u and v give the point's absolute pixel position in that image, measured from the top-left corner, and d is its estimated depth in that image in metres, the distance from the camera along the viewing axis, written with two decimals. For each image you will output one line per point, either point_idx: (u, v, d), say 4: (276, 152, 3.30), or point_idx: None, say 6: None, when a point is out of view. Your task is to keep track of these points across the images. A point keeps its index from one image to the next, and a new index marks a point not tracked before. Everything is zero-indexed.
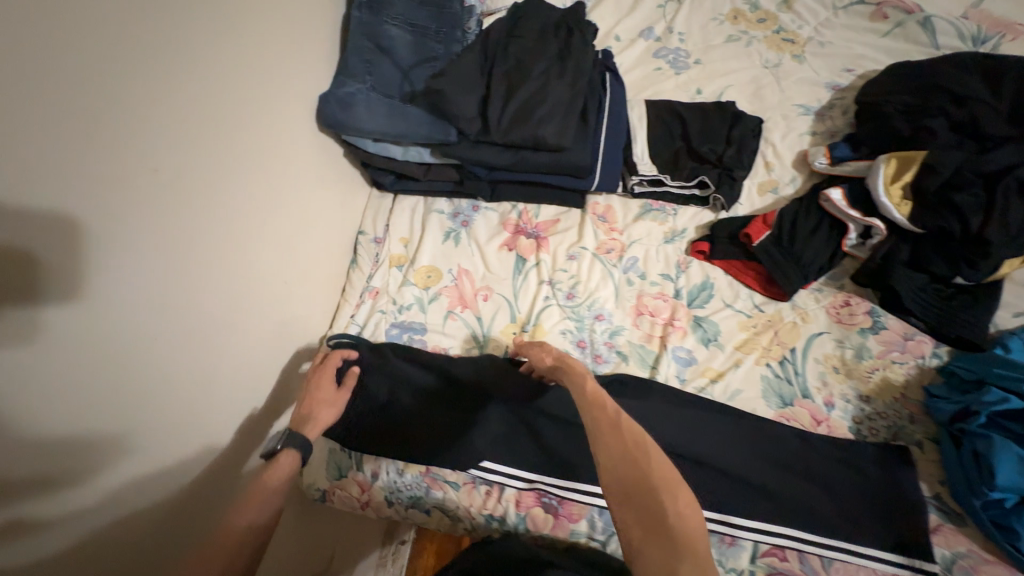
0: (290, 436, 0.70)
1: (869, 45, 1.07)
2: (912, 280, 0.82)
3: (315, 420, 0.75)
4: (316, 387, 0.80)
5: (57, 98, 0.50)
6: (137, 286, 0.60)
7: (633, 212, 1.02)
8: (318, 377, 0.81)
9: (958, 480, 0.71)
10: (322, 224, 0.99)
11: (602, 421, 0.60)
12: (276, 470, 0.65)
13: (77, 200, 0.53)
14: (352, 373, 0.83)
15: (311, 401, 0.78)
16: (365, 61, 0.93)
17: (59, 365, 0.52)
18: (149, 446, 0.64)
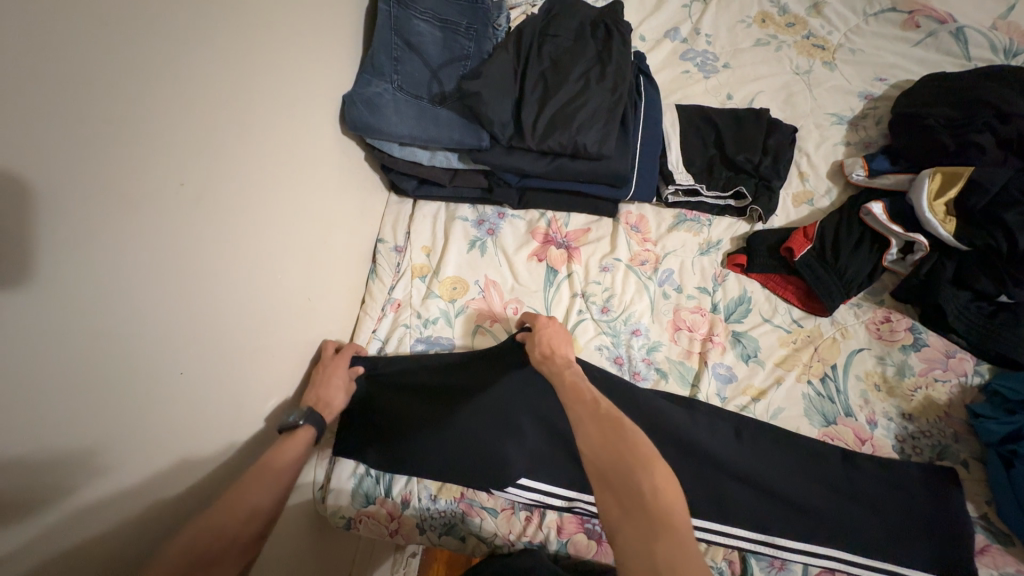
0: (308, 413, 0.73)
1: (901, 54, 1.06)
2: (957, 298, 0.81)
3: (333, 404, 0.79)
4: (330, 372, 0.83)
5: (43, 99, 0.43)
6: (137, 310, 0.54)
7: (666, 223, 0.99)
8: (326, 365, 0.84)
9: (1007, 501, 0.70)
10: (341, 232, 0.93)
11: (583, 412, 0.65)
12: (297, 444, 0.69)
13: (70, 219, 0.46)
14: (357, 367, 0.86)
15: (323, 385, 0.81)
16: (393, 58, 0.87)
17: (47, 403, 0.46)
18: (150, 485, 0.58)
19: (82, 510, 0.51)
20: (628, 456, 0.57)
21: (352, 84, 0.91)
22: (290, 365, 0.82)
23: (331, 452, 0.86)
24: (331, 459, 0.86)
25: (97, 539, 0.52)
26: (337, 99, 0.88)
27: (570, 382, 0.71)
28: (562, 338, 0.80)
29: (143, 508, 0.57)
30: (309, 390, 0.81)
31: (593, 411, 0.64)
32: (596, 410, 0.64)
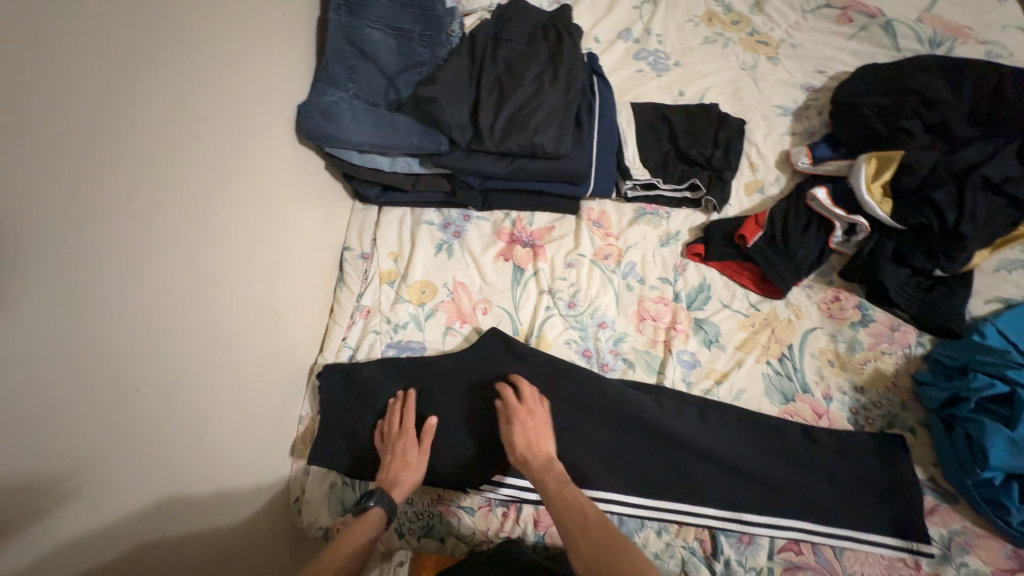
0: (376, 493, 0.74)
1: (837, 47, 1.12)
2: (898, 274, 0.86)
3: (403, 485, 0.77)
4: (402, 451, 0.80)
5: None
6: (82, 325, 0.54)
7: (627, 217, 1.02)
8: (395, 442, 0.81)
9: (950, 462, 0.75)
10: (305, 242, 0.93)
11: (573, 527, 0.68)
12: (367, 525, 0.72)
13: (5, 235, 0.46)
14: (428, 428, 0.81)
15: (394, 465, 0.78)
16: (348, 67, 0.87)
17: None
18: (105, 499, 0.58)
19: (31, 527, 0.51)
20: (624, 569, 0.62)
21: (307, 93, 0.90)
22: (261, 377, 0.82)
23: (306, 463, 0.85)
24: (305, 471, 0.85)
25: (47, 556, 0.52)
26: (294, 108, 0.88)
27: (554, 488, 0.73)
28: (541, 430, 0.79)
29: (98, 525, 0.57)
30: (382, 469, 0.79)
31: (583, 527, 0.68)
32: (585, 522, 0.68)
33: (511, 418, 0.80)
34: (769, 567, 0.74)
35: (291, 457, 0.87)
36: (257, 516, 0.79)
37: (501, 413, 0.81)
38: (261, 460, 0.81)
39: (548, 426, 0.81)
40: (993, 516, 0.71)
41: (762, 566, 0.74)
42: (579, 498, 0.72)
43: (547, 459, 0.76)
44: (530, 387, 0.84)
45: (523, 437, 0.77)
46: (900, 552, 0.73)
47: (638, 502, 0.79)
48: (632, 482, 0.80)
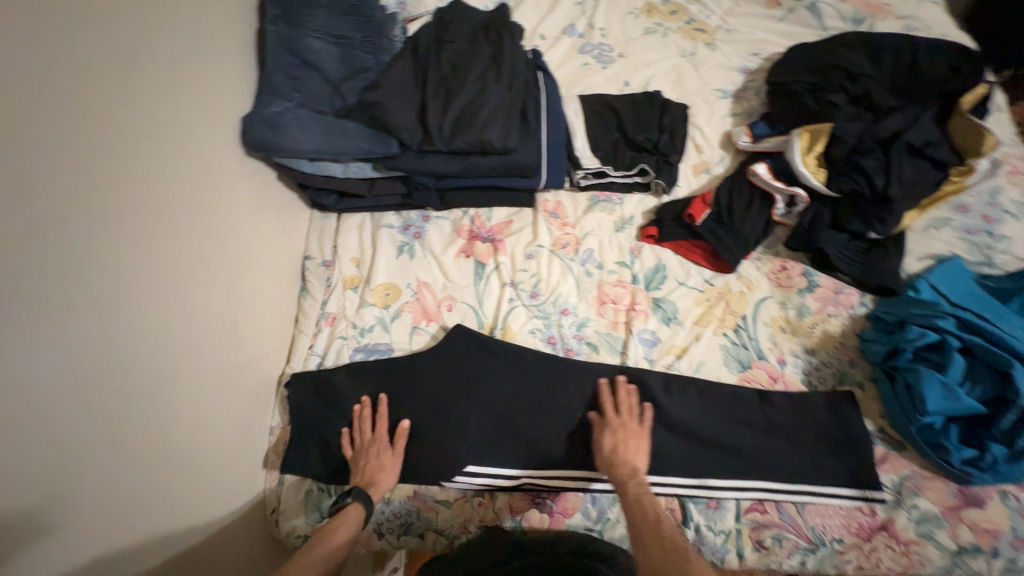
0: (355, 490, 0.76)
1: (769, 29, 1.17)
2: (836, 240, 0.90)
3: (380, 484, 0.79)
4: (376, 453, 0.81)
5: None
6: (30, 348, 0.54)
7: (582, 206, 1.05)
8: (368, 446, 0.82)
9: (896, 412, 0.79)
10: (263, 254, 0.93)
11: (643, 529, 0.71)
12: (349, 521, 0.73)
13: None
14: (402, 432, 0.83)
15: (369, 467, 0.80)
16: (291, 77, 0.87)
17: None
18: (69, 521, 0.58)
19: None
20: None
21: (251, 106, 0.90)
22: (225, 390, 0.82)
23: (279, 473, 0.85)
24: (279, 481, 0.85)
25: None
26: (239, 120, 0.88)
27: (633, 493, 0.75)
28: (633, 440, 0.81)
29: (63, 547, 0.57)
30: (356, 473, 0.81)
31: (654, 532, 0.70)
32: (656, 530, 0.70)
33: (604, 424, 0.83)
34: (736, 528, 0.78)
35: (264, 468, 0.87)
36: (233, 529, 0.80)
37: (596, 417, 0.84)
38: (233, 473, 0.81)
39: (643, 439, 0.81)
40: (937, 458, 0.76)
41: (729, 528, 0.79)
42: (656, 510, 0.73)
43: (630, 467, 0.78)
44: (630, 392, 0.85)
45: (612, 441, 0.80)
46: (858, 502, 0.77)
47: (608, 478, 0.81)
48: None
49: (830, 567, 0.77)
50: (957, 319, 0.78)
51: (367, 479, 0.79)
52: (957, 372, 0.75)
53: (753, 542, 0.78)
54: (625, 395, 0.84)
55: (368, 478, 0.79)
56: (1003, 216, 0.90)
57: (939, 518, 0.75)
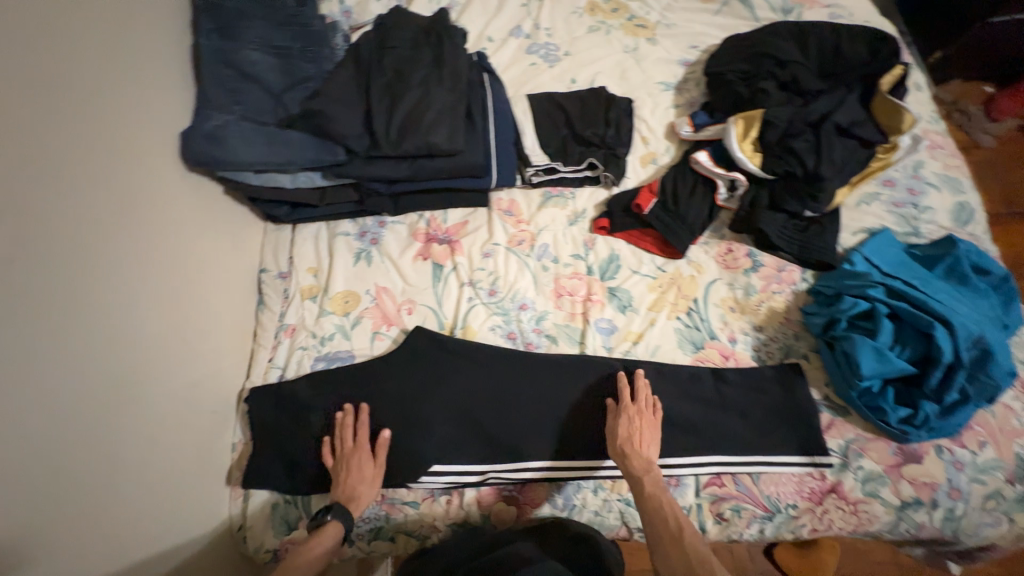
0: (335, 506, 0.75)
1: (706, 22, 1.22)
2: (775, 220, 0.95)
3: (359, 498, 0.78)
4: (357, 465, 0.80)
5: None
6: None
7: (536, 202, 1.06)
8: (348, 457, 0.81)
9: (838, 379, 0.83)
10: (215, 269, 0.92)
11: (659, 526, 0.71)
12: (324, 539, 0.71)
13: None
14: (383, 443, 0.82)
15: (349, 480, 0.79)
16: (231, 89, 0.87)
17: None
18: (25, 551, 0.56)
19: None
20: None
21: (190, 121, 0.89)
22: (181, 409, 0.80)
23: (243, 489, 0.84)
24: (244, 497, 0.84)
25: None
26: (179, 136, 0.87)
27: (649, 488, 0.75)
28: (645, 434, 0.80)
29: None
30: (336, 484, 0.80)
31: (670, 529, 0.69)
32: (671, 527, 0.70)
33: (617, 417, 0.82)
34: (697, 503, 0.81)
35: (227, 484, 0.86)
36: (198, 549, 0.79)
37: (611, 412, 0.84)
38: (194, 492, 0.80)
39: (655, 433, 0.81)
40: (878, 420, 0.80)
41: (690, 503, 0.81)
42: (672, 505, 0.73)
43: (644, 462, 0.77)
44: (646, 387, 0.85)
45: (624, 434, 0.80)
46: (808, 468, 0.81)
47: (571, 466, 0.84)
48: (563, 448, 0.85)
49: (788, 532, 0.81)
50: (885, 287, 0.83)
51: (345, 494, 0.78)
52: (887, 336, 0.80)
53: (713, 516, 0.81)
54: (642, 388, 0.84)
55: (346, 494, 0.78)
56: (925, 188, 0.96)
57: (882, 475, 0.79)
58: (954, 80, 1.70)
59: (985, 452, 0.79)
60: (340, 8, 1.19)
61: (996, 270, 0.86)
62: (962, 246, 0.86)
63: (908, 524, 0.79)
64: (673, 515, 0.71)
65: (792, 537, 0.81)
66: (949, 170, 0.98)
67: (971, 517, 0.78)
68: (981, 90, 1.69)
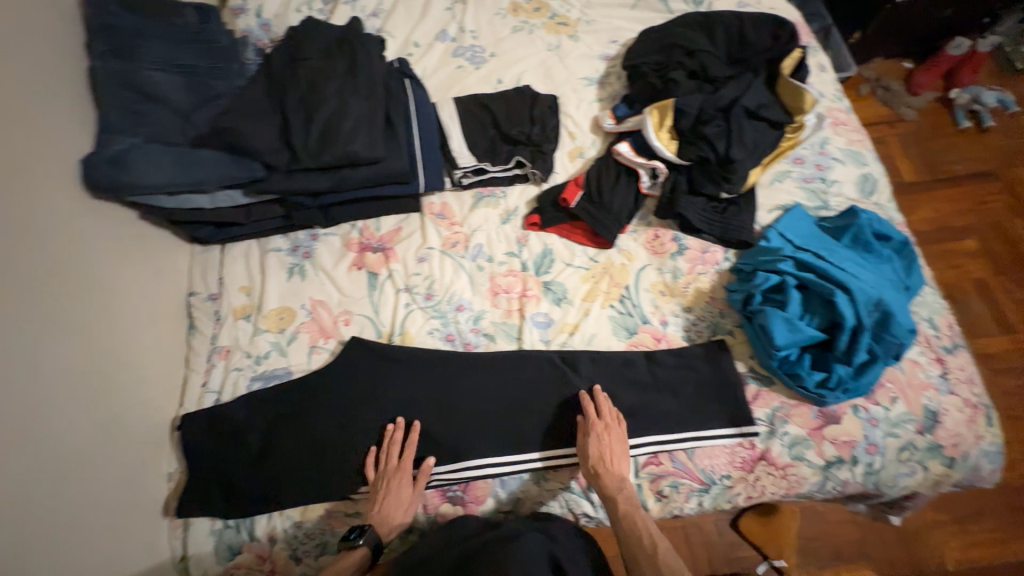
0: (367, 532, 0.76)
1: (623, 17, 1.26)
2: (694, 204, 0.98)
3: (392, 523, 0.78)
4: (396, 485, 0.80)
5: None
6: None
7: (468, 204, 1.07)
8: (391, 476, 0.81)
9: (759, 350, 0.87)
10: (136, 298, 0.89)
11: (636, 547, 0.74)
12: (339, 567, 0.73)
13: None
14: (427, 469, 0.82)
15: (387, 501, 0.79)
16: (132, 111, 0.84)
17: None
18: None
19: None
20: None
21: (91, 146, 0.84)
22: (105, 447, 0.77)
23: (181, 519, 0.82)
24: (184, 527, 0.82)
25: None
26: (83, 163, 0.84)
27: (622, 508, 0.77)
28: (617, 454, 0.81)
29: None
30: (374, 501, 0.80)
31: (644, 550, 0.73)
32: (647, 546, 0.74)
33: (587, 437, 0.82)
34: (637, 483, 0.84)
35: (165, 516, 0.84)
36: None
37: (581, 430, 0.84)
38: (127, 530, 0.78)
39: (626, 450, 0.82)
40: (797, 387, 0.84)
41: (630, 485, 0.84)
42: (647, 524, 0.76)
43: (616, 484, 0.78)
44: (607, 401, 0.86)
45: (596, 455, 0.80)
46: (738, 439, 0.84)
47: (512, 460, 0.85)
48: (504, 442, 0.86)
49: (725, 502, 0.85)
50: (795, 260, 0.87)
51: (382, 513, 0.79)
52: (796, 306, 0.84)
53: (653, 494, 0.84)
54: (604, 402, 0.85)
55: (384, 513, 0.79)
56: (831, 163, 1.02)
57: (806, 439, 0.83)
58: (875, 59, 1.80)
59: (896, 406, 0.84)
60: (256, 22, 1.19)
61: (897, 236, 0.92)
62: (863, 216, 0.92)
63: (834, 482, 0.83)
64: (648, 534, 0.75)
65: (730, 505, 0.85)
66: (852, 144, 1.04)
67: (889, 469, 0.83)
68: (899, 66, 1.81)
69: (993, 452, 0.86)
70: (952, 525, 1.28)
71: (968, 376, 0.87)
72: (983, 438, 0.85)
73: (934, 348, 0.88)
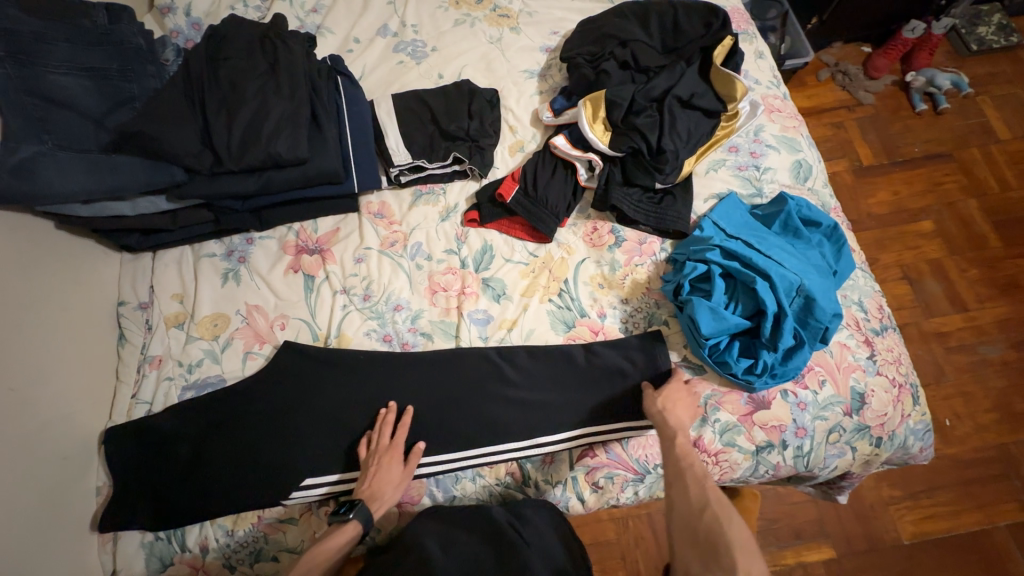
0: (358, 506, 0.76)
1: (565, 9, 1.25)
2: (630, 196, 0.98)
3: (382, 500, 0.79)
4: (386, 464, 0.81)
5: None
6: None
7: (407, 202, 1.05)
8: (383, 454, 0.82)
9: (691, 339, 0.88)
10: (56, 309, 0.86)
11: (686, 472, 0.73)
12: (341, 538, 0.73)
13: None
14: (416, 452, 0.83)
15: (379, 478, 0.80)
16: (37, 118, 0.80)
17: None
18: None
19: None
20: (714, 525, 0.66)
21: None
22: (25, 464, 0.75)
23: (111, 533, 0.81)
24: (114, 541, 0.82)
25: None
26: None
27: (681, 441, 0.76)
28: (686, 406, 0.82)
29: None
30: (364, 479, 0.81)
31: (694, 475, 0.72)
32: (698, 475, 0.72)
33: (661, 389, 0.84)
34: (573, 475, 0.86)
35: (94, 532, 0.82)
36: None
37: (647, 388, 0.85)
38: (53, 547, 0.76)
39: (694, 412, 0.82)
40: (728, 374, 0.85)
41: (565, 477, 0.86)
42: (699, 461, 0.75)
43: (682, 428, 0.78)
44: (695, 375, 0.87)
45: (666, 397, 0.82)
46: None
47: (448, 460, 0.86)
48: (442, 442, 0.87)
49: (660, 489, 0.87)
50: (723, 249, 0.89)
51: (374, 491, 0.79)
52: (720, 295, 0.86)
53: (589, 485, 0.85)
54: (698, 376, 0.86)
55: (375, 491, 0.79)
56: (766, 150, 1.02)
57: (737, 425, 0.84)
58: (836, 43, 1.81)
59: (825, 389, 0.85)
60: (186, 21, 1.16)
61: (826, 221, 0.93)
62: (792, 202, 0.93)
63: (765, 466, 0.85)
64: (699, 466, 0.74)
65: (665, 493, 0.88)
66: (787, 131, 1.05)
67: (818, 452, 0.85)
68: (859, 50, 1.83)
69: (921, 429, 0.88)
70: (907, 501, 1.30)
71: (895, 357, 0.89)
72: (910, 417, 0.87)
73: (863, 331, 0.90)
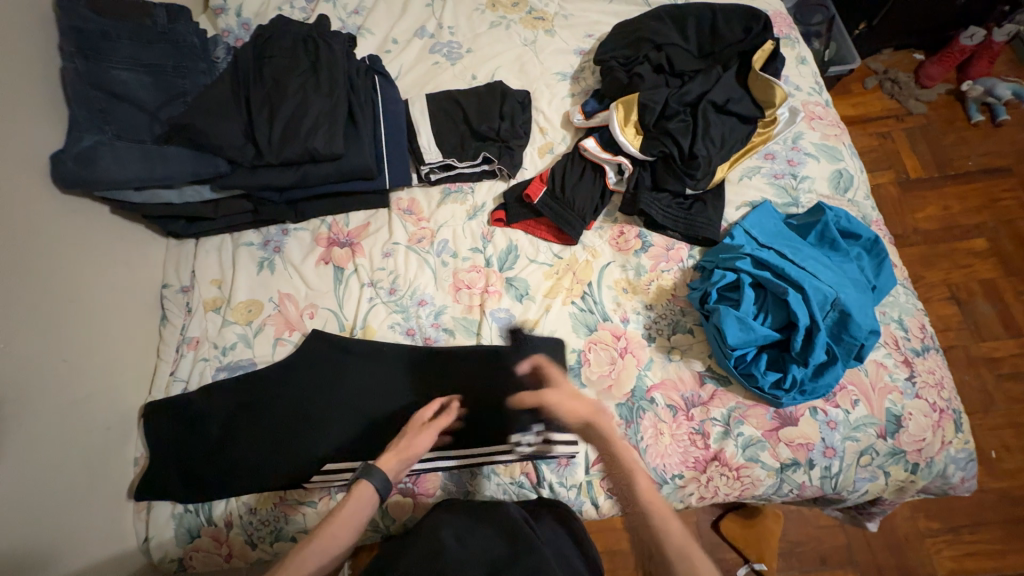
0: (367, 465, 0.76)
1: (601, 12, 1.25)
2: (658, 201, 0.97)
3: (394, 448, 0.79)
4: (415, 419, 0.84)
5: None
6: None
7: (435, 199, 1.07)
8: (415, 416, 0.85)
9: (716, 349, 0.86)
10: (105, 287, 0.92)
11: (657, 528, 0.70)
12: (358, 500, 0.73)
13: None
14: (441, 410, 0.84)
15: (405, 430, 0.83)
16: (100, 110, 0.87)
17: None
18: None
19: None
20: None
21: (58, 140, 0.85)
22: (73, 430, 0.80)
23: (145, 502, 0.86)
24: (148, 509, 0.86)
25: None
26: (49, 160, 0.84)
27: (643, 491, 0.74)
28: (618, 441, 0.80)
29: None
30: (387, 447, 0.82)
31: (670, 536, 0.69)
32: (680, 546, 0.68)
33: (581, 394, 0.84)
34: (586, 480, 0.86)
35: (129, 499, 0.87)
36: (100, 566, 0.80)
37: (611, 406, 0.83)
38: (93, 509, 0.81)
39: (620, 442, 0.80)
40: (753, 388, 0.83)
41: (580, 481, 0.86)
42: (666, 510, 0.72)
43: (610, 435, 0.81)
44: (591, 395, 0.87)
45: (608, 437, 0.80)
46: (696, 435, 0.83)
47: (464, 456, 0.86)
48: (459, 438, 0.87)
49: (677, 500, 0.84)
50: (754, 258, 0.86)
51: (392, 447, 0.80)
52: (749, 305, 0.84)
53: (604, 491, 0.85)
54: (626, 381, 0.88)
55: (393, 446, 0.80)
56: (804, 158, 0.99)
57: (761, 440, 0.82)
58: (885, 50, 1.74)
59: (858, 409, 0.81)
60: (236, 22, 1.22)
61: (866, 234, 0.89)
62: (830, 212, 0.90)
63: (790, 485, 0.81)
64: (678, 529, 0.69)
65: (682, 504, 0.85)
66: (827, 139, 1.01)
67: (847, 473, 0.81)
68: (910, 58, 1.74)
69: (963, 458, 0.83)
70: (948, 534, 1.23)
71: (937, 380, 0.84)
72: (951, 444, 0.82)
73: (902, 350, 0.85)
